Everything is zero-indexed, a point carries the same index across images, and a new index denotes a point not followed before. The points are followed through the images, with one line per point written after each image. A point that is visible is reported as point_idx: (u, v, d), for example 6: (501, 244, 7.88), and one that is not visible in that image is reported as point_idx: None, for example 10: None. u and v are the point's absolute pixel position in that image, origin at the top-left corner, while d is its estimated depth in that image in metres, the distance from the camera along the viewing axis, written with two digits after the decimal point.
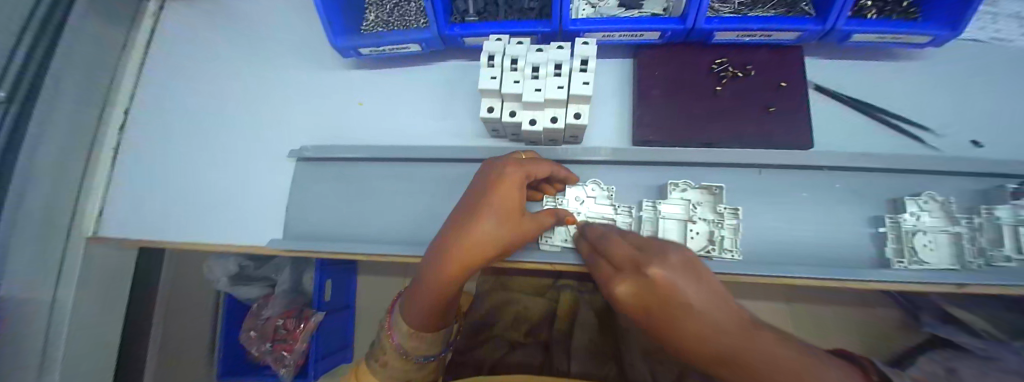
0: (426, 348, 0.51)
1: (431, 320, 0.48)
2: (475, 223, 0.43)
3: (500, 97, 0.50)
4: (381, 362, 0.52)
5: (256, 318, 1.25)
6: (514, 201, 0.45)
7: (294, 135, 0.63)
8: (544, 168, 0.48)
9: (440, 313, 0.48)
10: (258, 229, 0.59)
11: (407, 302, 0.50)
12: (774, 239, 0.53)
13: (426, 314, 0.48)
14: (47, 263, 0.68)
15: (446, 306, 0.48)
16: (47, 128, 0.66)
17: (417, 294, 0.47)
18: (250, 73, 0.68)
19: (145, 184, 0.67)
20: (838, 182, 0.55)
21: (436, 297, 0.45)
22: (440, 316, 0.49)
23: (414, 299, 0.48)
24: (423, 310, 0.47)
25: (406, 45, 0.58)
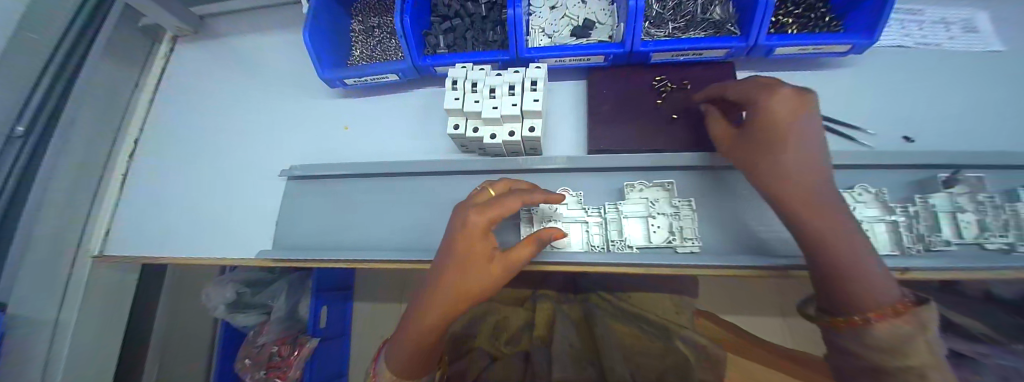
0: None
1: (413, 363, 0.51)
2: (440, 272, 0.45)
3: (464, 116, 0.57)
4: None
5: (251, 346, 1.25)
6: (484, 253, 0.44)
7: (286, 158, 0.70)
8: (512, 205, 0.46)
9: (422, 357, 0.51)
10: (250, 242, 0.65)
11: (391, 345, 0.52)
12: None
13: (408, 359, 0.51)
14: (54, 285, 0.74)
15: (428, 351, 0.50)
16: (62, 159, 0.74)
17: (402, 341, 0.50)
18: (250, 106, 0.76)
19: (149, 209, 0.73)
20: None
21: (419, 343, 0.48)
22: (426, 357, 0.51)
23: (397, 344, 0.51)
24: (408, 355, 0.50)
25: (385, 75, 0.65)
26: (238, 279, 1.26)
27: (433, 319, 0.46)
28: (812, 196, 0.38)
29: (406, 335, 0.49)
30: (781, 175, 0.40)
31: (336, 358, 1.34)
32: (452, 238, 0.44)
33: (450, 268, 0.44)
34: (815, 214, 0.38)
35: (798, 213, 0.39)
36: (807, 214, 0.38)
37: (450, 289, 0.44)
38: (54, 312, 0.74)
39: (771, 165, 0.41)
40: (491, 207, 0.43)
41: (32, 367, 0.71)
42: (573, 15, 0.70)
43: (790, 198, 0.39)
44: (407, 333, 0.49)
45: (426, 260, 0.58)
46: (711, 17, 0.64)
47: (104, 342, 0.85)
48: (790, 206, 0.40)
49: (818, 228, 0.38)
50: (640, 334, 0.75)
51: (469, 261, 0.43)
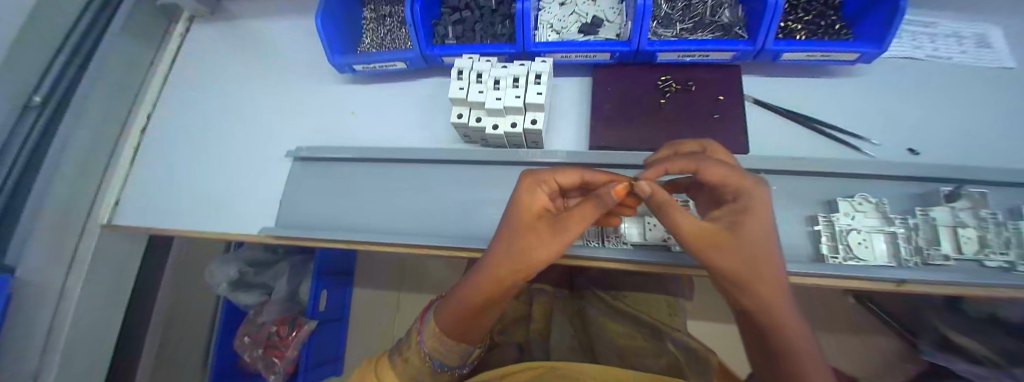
0: (449, 354, 0.47)
1: (458, 325, 0.46)
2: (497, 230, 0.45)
3: (468, 106, 0.58)
4: (403, 357, 0.47)
5: (251, 324, 1.28)
6: (534, 202, 0.43)
7: (293, 139, 0.71)
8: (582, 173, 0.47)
9: (468, 323, 0.45)
10: (254, 219, 0.66)
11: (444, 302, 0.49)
12: None
13: (454, 319, 0.46)
14: (62, 251, 0.76)
15: (476, 315, 0.44)
16: (76, 128, 0.76)
17: (453, 300, 0.46)
18: (262, 87, 0.78)
19: (158, 182, 0.75)
20: (779, 184, 0.59)
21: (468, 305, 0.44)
22: (473, 326, 0.46)
23: (448, 302, 0.48)
24: (454, 315, 0.45)
25: (393, 63, 0.66)
26: (242, 258, 1.29)
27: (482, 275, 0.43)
28: (759, 267, 0.31)
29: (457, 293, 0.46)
30: (721, 240, 0.32)
31: (333, 341, 1.35)
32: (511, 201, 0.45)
33: (504, 222, 0.44)
34: (759, 287, 0.30)
35: (746, 287, 0.31)
36: (752, 287, 0.31)
37: (501, 244, 0.43)
38: (61, 278, 0.77)
39: (719, 232, 0.33)
40: (548, 171, 0.44)
41: (39, 330, 0.73)
42: (582, 12, 0.71)
43: (727, 265, 0.32)
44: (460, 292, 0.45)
45: (424, 245, 0.59)
46: (719, 20, 0.64)
47: (107, 312, 0.88)
48: (737, 276, 0.31)
49: (759, 301, 0.30)
50: (633, 334, 0.73)
51: (520, 217, 0.42)
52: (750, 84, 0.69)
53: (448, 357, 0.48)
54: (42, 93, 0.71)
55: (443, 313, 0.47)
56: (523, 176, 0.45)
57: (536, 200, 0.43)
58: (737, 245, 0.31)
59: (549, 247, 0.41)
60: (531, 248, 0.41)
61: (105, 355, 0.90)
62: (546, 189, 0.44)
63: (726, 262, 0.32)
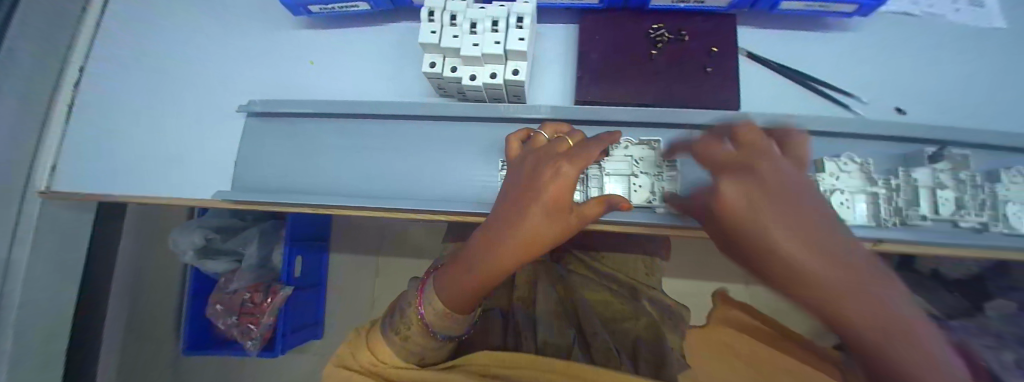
0: (454, 326, 0.52)
1: (469, 298, 0.50)
2: (524, 219, 0.44)
3: (441, 53, 0.52)
4: (401, 335, 0.51)
5: (222, 292, 1.22)
6: (564, 194, 0.43)
7: (245, 92, 0.63)
8: (587, 146, 0.45)
9: (475, 295, 0.49)
10: (207, 182, 0.61)
11: (443, 280, 0.51)
12: None
13: (462, 294, 0.49)
14: (2, 220, 0.69)
15: (482, 288, 0.49)
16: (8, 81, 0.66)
17: (462, 280, 0.49)
18: (206, 34, 0.68)
19: (95, 142, 0.67)
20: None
21: (486, 282, 0.47)
22: (477, 297, 0.50)
23: (451, 280, 0.50)
24: (462, 289, 0.49)
25: (354, 4, 0.58)
26: (208, 225, 1.21)
27: (513, 256, 0.45)
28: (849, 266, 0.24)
29: (474, 273, 0.47)
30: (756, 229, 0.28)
31: (312, 306, 1.36)
32: (537, 188, 0.43)
33: (530, 205, 0.43)
34: (857, 301, 0.23)
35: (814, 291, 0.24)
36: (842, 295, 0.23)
37: (533, 230, 0.44)
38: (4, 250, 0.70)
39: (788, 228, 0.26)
40: (585, 154, 0.43)
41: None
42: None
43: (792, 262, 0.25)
44: (476, 272, 0.47)
45: (397, 207, 0.55)
46: None
47: (64, 285, 0.83)
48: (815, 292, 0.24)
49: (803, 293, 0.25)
50: (610, 298, 0.73)
51: (552, 209, 0.43)
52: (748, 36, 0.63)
53: (433, 330, 0.51)
54: None
55: (446, 292, 0.50)
56: (547, 164, 0.44)
57: (539, 160, 0.46)
58: (793, 231, 0.25)
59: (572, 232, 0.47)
60: (554, 230, 0.44)
61: (65, 330, 0.85)
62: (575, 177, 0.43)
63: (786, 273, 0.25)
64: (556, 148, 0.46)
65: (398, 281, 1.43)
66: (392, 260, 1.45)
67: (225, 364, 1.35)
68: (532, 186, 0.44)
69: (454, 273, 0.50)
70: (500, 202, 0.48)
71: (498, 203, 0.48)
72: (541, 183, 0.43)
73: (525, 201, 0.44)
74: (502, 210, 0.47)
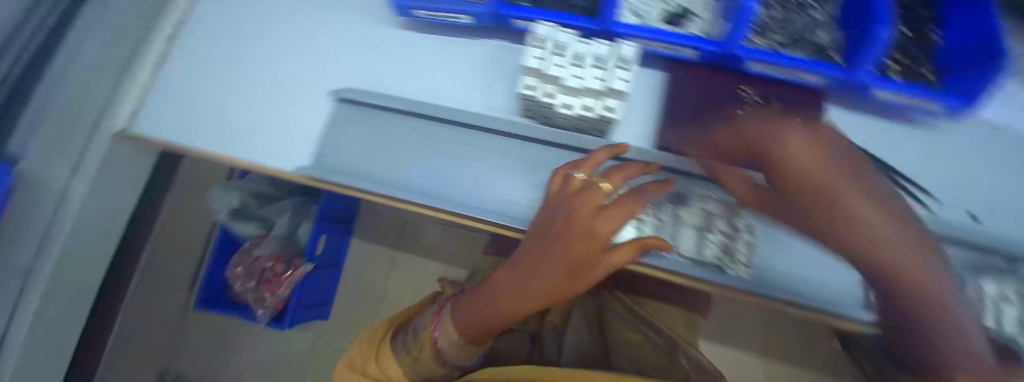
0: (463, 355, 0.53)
1: (483, 331, 0.51)
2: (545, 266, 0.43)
3: (541, 78, 0.54)
4: (411, 356, 0.53)
5: (246, 256, 1.25)
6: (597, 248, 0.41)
7: (332, 76, 0.65)
8: (627, 201, 0.42)
9: (490, 328, 0.50)
10: (288, 155, 0.64)
11: (457, 308, 0.52)
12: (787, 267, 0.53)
13: (476, 325, 0.50)
14: (67, 149, 0.70)
15: (498, 322, 0.50)
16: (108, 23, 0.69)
17: (478, 313, 0.49)
18: (301, 13, 0.70)
19: (184, 96, 0.71)
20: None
21: (504, 317, 0.48)
22: (492, 330, 0.51)
23: (466, 310, 0.51)
24: (477, 321, 0.50)
25: (457, 15, 0.60)
26: (245, 188, 1.23)
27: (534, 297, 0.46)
28: (832, 187, 0.42)
29: (493, 308, 0.48)
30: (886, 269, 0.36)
31: (325, 287, 1.36)
32: (564, 237, 0.42)
33: (552, 251, 0.43)
34: (866, 226, 0.39)
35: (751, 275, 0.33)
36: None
37: (556, 274, 0.43)
38: (64, 180, 0.71)
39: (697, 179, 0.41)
40: (617, 207, 0.41)
41: (33, 228, 0.69)
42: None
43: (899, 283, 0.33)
44: (495, 307, 0.48)
45: (467, 215, 0.57)
46: (815, 38, 0.58)
47: (100, 217, 0.84)
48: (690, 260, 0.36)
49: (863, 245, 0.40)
50: (645, 344, 0.71)
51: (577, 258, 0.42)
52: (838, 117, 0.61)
53: (447, 358, 0.53)
54: None
55: (461, 322, 0.51)
56: (578, 215, 0.41)
57: (560, 204, 0.44)
58: (861, 201, 0.40)
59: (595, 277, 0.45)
60: (577, 276, 0.44)
61: (99, 264, 0.87)
62: (606, 229, 0.41)
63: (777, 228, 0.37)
64: (584, 194, 0.43)
65: (411, 278, 1.43)
66: (409, 256, 1.45)
67: (227, 326, 1.35)
68: (558, 235, 0.43)
69: (470, 303, 0.51)
70: (522, 239, 0.47)
71: (521, 240, 0.47)
72: (568, 232, 0.42)
73: (549, 247, 0.43)
74: (523, 249, 0.46)
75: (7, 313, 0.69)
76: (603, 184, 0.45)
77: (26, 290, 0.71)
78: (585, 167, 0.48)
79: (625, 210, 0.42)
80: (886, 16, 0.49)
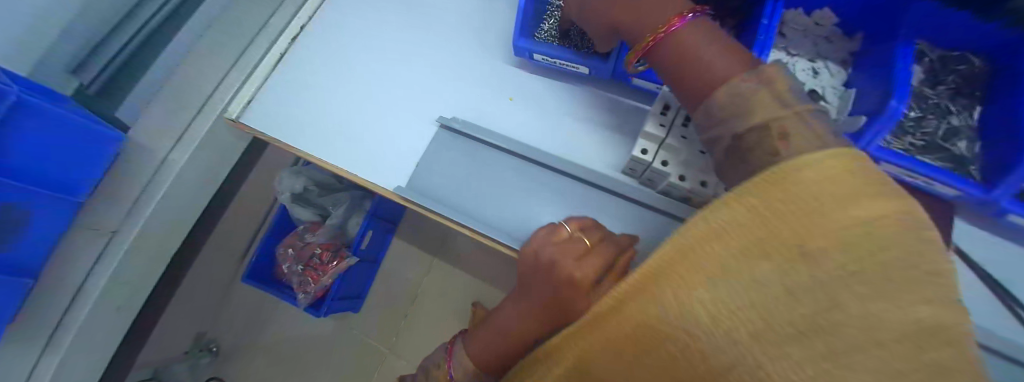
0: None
1: (493, 361, 0.59)
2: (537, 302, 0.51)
3: (657, 144, 0.54)
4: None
5: (298, 238, 1.31)
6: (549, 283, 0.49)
7: (443, 103, 0.68)
8: (588, 249, 0.49)
9: (503, 360, 0.58)
10: (382, 170, 0.65)
11: (475, 337, 0.62)
12: None
13: (489, 355, 0.59)
14: (173, 125, 0.76)
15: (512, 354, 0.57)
16: None
17: (493, 345, 0.58)
18: (417, 36, 0.74)
19: (291, 94, 0.74)
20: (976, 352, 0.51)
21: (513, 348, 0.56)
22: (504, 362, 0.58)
23: (483, 340, 0.60)
24: (489, 350, 0.59)
25: (576, 65, 0.62)
26: (311, 176, 1.29)
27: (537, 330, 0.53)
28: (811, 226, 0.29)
29: (505, 339, 0.57)
30: (844, 196, 0.29)
31: (362, 280, 1.40)
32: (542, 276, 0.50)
33: (540, 288, 0.51)
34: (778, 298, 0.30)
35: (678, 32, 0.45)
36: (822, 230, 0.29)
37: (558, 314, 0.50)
38: (164, 151, 0.75)
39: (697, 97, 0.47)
40: (590, 257, 0.48)
41: (129, 189, 0.73)
42: (812, 71, 0.64)
43: (865, 216, 0.28)
44: (508, 338, 0.57)
45: None
46: (948, 149, 0.57)
47: (196, 191, 0.88)
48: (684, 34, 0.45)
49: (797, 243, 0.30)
50: None
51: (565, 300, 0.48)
52: (964, 232, 0.57)
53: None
54: None
55: (478, 350, 0.60)
56: (535, 247, 0.52)
57: (545, 250, 0.51)
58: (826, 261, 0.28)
59: None
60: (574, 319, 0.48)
61: (180, 232, 0.91)
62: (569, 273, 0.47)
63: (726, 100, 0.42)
64: (554, 238, 0.52)
65: (443, 287, 1.44)
66: (444, 265, 1.47)
67: (270, 301, 1.41)
68: (540, 278, 0.51)
69: (485, 335, 0.60)
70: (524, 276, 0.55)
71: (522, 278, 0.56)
72: (545, 271, 0.50)
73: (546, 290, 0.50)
74: (526, 284, 0.55)
75: (89, 263, 0.71)
76: (586, 238, 0.51)
77: (111, 245, 0.74)
78: (591, 232, 0.52)
79: (596, 261, 0.48)
80: None
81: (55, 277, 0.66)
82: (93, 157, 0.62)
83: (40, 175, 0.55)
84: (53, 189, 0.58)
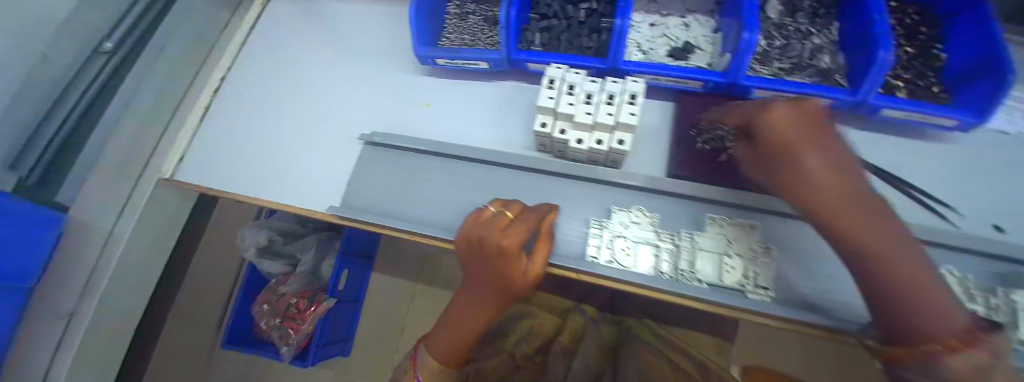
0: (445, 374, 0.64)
1: (457, 348, 0.61)
2: (484, 283, 0.55)
3: (553, 116, 0.57)
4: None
5: (273, 292, 1.31)
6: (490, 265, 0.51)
7: (365, 121, 0.72)
8: (515, 222, 0.52)
9: (464, 346, 0.61)
10: (318, 196, 0.67)
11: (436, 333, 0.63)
12: (816, 296, 0.50)
13: (452, 342, 0.61)
14: (113, 197, 0.75)
15: (470, 340, 0.60)
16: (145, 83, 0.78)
17: (452, 334, 0.61)
18: (334, 66, 0.78)
19: (221, 144, 0.76)
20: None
21: (470, 332, 0.59)
22: (464, 347, 0.61)
23: (444, 332, 0.62)
24: (451, 341, 0.61)
25: (476, 62, 0.67)
26: (273, 226, 1.29)
27: (489, 309, 0.57)
28: None
29: (462, 324, 0.59)
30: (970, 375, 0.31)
31: (345, 322, 1.38)
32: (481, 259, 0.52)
33: (481, 269, 0.54)
34: None
35: (807, 162, 0.39)
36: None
37: (501, 288, 0.53)
38: (111, 223, 0.76)
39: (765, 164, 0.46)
40: (518, 226, 0.50)
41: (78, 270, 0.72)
42: (683, 25, 0.68)
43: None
44: (466, 325, 0.59)
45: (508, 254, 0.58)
46: (820, 63, 0.62)
47: (151, 264, 0.89)
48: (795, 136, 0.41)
49: None
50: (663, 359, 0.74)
51: (506, 275, 0.52)
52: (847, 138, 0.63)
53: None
54: (114, 41, 0.74)
55: (440, 343, 0.62)
56: (466, 231, 0.53)
57: (475, 232, 0.52)
58: None
59: (528, 283, 0.53)
60: (515, 285, 0.52)
61: (140, 306, 0.90)
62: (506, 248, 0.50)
63: (858, 283, 0.40)
64: (480, 221, 0.53)
65: (430, 310, 1.45)
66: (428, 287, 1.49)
67: (253, 362, 1.39)
68: (476, 259, 0.54)
69: (443, 329, 0.62)
70: (461, 263, 0.57)
71: (461, 264, 0.57)
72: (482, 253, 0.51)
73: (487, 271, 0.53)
74: (467, 269, 0.57)
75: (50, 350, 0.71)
76: (507, 213, 0.54)
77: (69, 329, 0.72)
78: (512, 207, 0.55)
79: (524, 228, 0.51)
80: (889, 41, 0.53)
81: (19, 362, 0.67)
82: (35, 244, 0.62)
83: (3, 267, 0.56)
84: (8, 280, 0.58)
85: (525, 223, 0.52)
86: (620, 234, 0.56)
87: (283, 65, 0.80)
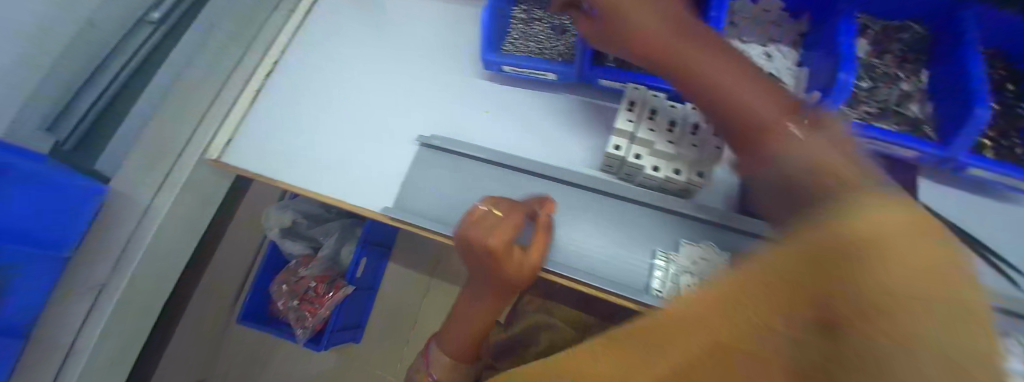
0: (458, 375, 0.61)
1: (469, 346, 0.60)
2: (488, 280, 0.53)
3: (629, 139, 0.55)
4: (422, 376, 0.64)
5: (292, 274, 1.30)
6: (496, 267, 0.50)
7: (421, 122, 0.70)
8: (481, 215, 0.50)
9: (475, 343, 0.60)
10: (370, 195, 0.66)
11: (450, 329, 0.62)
12: None
13: (464, 340, 0.59)
14: (153, 171, 0.73)
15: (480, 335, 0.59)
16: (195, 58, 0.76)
17: (467, 332, 0.59)
18: (391, 61, 0.76)
19: (270, 130, 0.75)
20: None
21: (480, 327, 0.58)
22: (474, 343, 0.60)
23: (456, 330, 0.60)
24: (465, 339, 0.59)
25: (545, 73, 0.64)
26: (299, 209, 1.29)
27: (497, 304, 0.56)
28: None
29: (475, 322, 0.58)
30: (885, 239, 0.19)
31: (360, 310, 1.38)
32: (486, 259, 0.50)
33: (484, 268, 0.52)
34: None
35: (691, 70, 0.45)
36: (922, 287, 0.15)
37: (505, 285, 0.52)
38: (148, 199, 0.73)
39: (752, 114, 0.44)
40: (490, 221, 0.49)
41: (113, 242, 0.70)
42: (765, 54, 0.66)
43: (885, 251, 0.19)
44: (479, 321, 0.58)
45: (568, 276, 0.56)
46: (907, 111, 0.60)
47: (183, 242, 0.86)
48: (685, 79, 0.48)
49: None
50: None
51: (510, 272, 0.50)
52: (928, 190, 0.60)
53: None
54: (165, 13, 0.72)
55: (453, 341, 0.60)
56: (465, 231, 0.50)
57: (466, 231, 0.50)
58: None
59: (528, 277, 0.53)
60: (516, 281, 0.52)
61: (170, 283, 0.88)
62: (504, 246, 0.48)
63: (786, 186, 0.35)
64: (469, 218, 0.51)
65: (443, 308, 1.42)
66: (443, 283, 1.46)
67: (266, 341, 1.39)
68: (471, 257, 0.52)
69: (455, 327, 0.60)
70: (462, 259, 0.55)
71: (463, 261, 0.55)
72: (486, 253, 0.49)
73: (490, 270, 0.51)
74: (467, 265, 0.55)
75: (78, 321, 0.69)
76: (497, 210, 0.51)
77: (100, 301, 0.71)
78: (501, 203, 0.52)
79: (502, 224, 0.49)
80: (988, 98, 0.50)
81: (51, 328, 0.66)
82: (77, 213, 0.61)
83: (33, 232, 0.55)
84: (43, 248, 0.57)
85: (513, 219, 0.50)
86: (689, 270, 0.53)
87: (336, 54, 0.78)
